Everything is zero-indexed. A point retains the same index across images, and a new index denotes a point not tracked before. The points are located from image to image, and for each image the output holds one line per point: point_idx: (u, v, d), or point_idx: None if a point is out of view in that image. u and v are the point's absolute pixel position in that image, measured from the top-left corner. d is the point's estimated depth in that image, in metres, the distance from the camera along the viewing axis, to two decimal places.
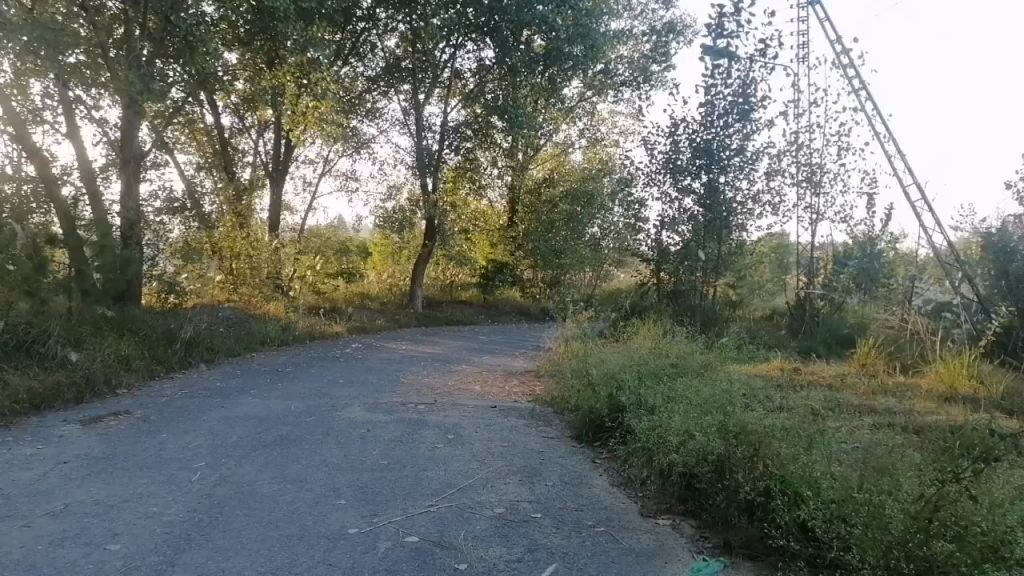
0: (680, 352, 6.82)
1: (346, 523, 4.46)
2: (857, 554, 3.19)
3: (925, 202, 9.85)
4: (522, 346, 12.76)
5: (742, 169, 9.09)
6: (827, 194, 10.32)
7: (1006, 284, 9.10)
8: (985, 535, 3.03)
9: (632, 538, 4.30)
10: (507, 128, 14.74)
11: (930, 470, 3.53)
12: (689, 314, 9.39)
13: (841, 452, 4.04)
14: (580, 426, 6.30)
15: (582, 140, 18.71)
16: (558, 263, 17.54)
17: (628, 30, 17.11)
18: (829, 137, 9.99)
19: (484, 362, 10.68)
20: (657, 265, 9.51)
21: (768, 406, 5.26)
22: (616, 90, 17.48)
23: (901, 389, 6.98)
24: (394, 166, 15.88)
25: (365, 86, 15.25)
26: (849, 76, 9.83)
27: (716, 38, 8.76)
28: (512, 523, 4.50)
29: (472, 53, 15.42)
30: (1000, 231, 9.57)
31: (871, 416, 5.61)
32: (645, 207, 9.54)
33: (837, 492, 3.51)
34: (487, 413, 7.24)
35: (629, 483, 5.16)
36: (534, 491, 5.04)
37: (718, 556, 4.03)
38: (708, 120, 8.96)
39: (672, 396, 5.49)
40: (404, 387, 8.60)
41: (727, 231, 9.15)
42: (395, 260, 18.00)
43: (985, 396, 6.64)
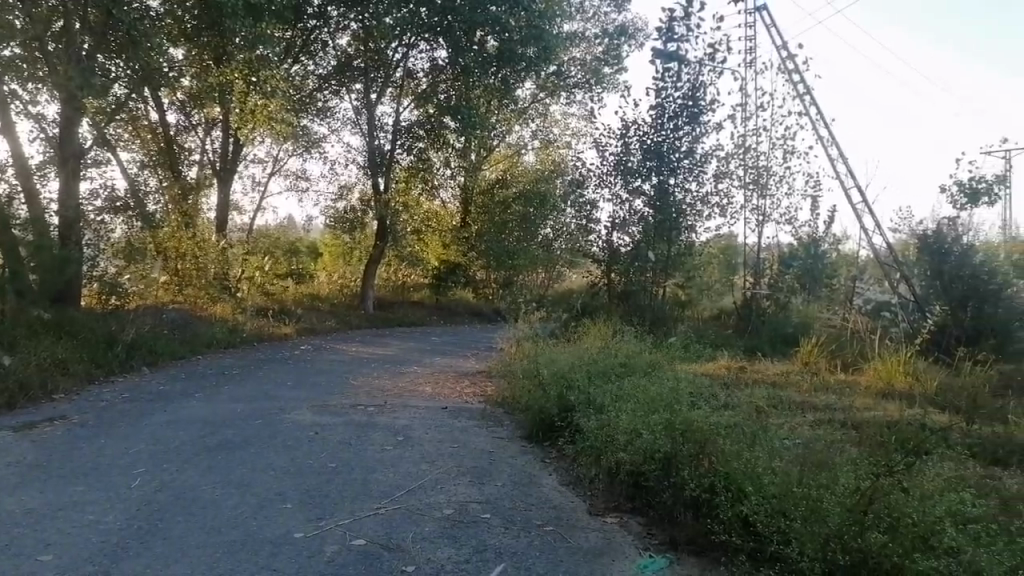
0: (629, 351, 6.88)
1: (291, 527, 4.38)
2: (796, 548, 3.25)
3: (866, 204, 10.17)
4: (476, 347, 12.76)
5: (691, 171, 9.26)
6: (772, 196, 10.55)
7: (941, 284, 9.38)
8: (916, 526, 3.12)
9: (580, 537, 4.33)
10: (459, 128, 14.76)
11: (866, 464, 3.62)
12: (639, 314, 9.49)
13: (783, 448, 4.13)
14: (530, 426, 6.32)
15: (535, 141, 18.77)
16: (511, 263, 17.64)
17: (581, 33, 17.15)
18: (775, 140, 10.23)
19: (436, 363, 10.61)
20: (608, 266, 9.61)
21: (714, 403, 5.35)
22: (568, 92, 17.34)
23: (841, 385, 7.20)
24: (346, 166, 15.63)
25: (316, 85, 14.90)
26: (794, 81, 10.10)
27: (666, 42, 8.92)
28: (460, 524, 4.49)
29: (426, 53, 15.32)
30: (936, 233, 9.80)
31: (813, 413, 5.75)
32: (596, 209, 9.62)
33: (777, 486, 3.58)
34: (437, 414, 7.22)
35: (578, 481, 5.20)
36: (483, 492, 5.04)
37: (664, 552, 4.10)
38: (658, 122, 9.12)
39: (620, 394, 5.56)
40: (355, 389, 8.51)
41: (678, 232, 9.29)
42: (344, 261, 17.73)
43: (920, 392, 6.88)
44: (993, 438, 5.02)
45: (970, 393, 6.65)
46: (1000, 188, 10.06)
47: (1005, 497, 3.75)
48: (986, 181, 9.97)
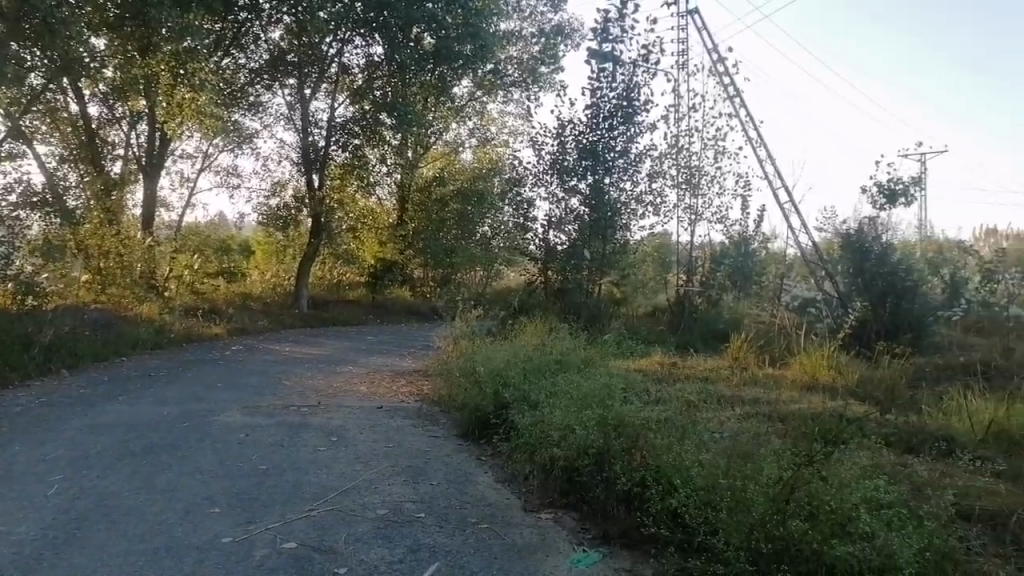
0: (564, 348, 6.95)
1: (219, 532, 4.27)
2: (723, 537, 3.35)
3: (792, 203, 10.50)
4: (413, 346, 12.67)
5: (625, 170, 9.41)
6: (704, 195, 10.79)
7: (862, 280, 9.66)
8: (834, 513, 3.24)
9: (515, 533, 4.34)
10: (395, 125, 14.63)
11: (788, 455, 3.74)
12: (574, 311, 9.56)
13: (710, 440, 4.23)
14: (466, 424, 6.30)
15: (472, 140, 18.73)
16: (448, 261, 17.59)
17: (517, 32, 17.19)
18: (706, 141, 10.47)
19: (372, 363, 10.49)
20: (544, 264, 9.68)
21: (645, 399, 5.45)
22: (505, 91, 17.45)
23: (768, 379, 7.43)
24: (280, 162, 15.29)
25: (247, 79, 14.55)
26: (725, 83, 10.36)
27: (601, 42, 9.02)
28: (394, 524, 4.45)
29: (361, 49, 15.10)
30: (858, 233, 9.96)
31: (740, 406, 5.91)
32: (533, 207, 9.68)
33: (704, 478, 3.67)
34: (372, 414, 7.14)
35: (513, 478, 5.22)
36: (417, 491, 5.01)
37: (597, 546, 4.14)
38: (594, 121, 9.22)
39: (555, 391, 5.61)
40: (288, 390, 8.34)
41: (613, 231, 9.45)
42: (278, 259, 17.48)
43: (842, 385, 7.15)
44: (907, 427, 5.26)
45: (888, 384, 6.96)
46: (916, 189, 10.51)
47: (915, 483, 3.93)
48: (903, 182, 10.41)
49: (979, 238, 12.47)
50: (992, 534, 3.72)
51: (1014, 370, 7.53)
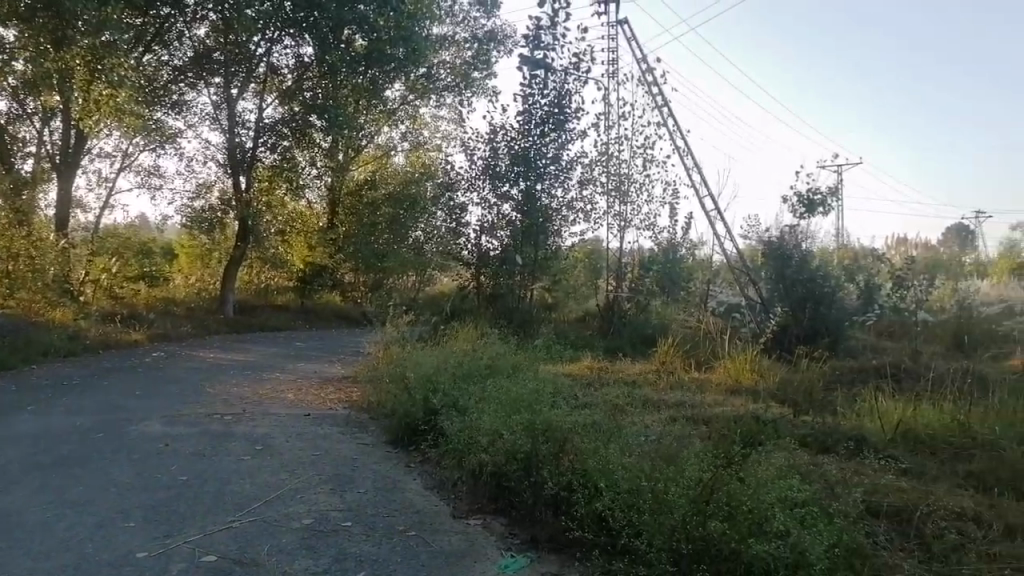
0: (493, 353, 6.95)
1: (133, 547, 4.11)
2: (646, 539, 3.41)
3: (718, 212, 10.81)
4: (343, 351, 12.49)
5: (556, 177, 9.53)
6: (633, 203, 10.99)
7: (783, 287, 9.99)
8: (751, 512, 3.34)
9: (443, 540, 4.32)
10: (325, 128, 14.43)
11: (708, 456, 3.84)
12: (506, 316, 9.59)
13: (635, 442, 4.31)
14: (396, 431, 6.25)
15: (405, 143, 18.20)
16: (380, 265, 17.36)
17: (450, 37, 17.12)
18: (635, 149, 10.67)
19: (300, 369, 10.30)
20: (477, 268, 9.69)
21: (573, 403, 5.51)
22: (438, 95, 17.43)
23: (695, 383, 7.61)
24: (204, 163, 14.82)
25: (171, 77, 14.03)
26: (653, 93, 10.59)
27: (533, 49, 9.09)
28: (319, 533, 4.37)
29: (290, 49, 14.81)
30: (779, 240, 10.26)
31: (667, 410, 6.04)
32: (465, 212, 9.68)
33: (627, 481, 3.73)
34: (299, 421, 7.00)
35: (442, 484, 5.19)
36: (344, 500, 4.92)
37: (525, 551, 4.16)
38: (526, 128, 9.25)
39: (484, 396, 5.61)
40: (212, 397, 8.11)
41: (545, 237, 9.57)
42: (203, 263, 16.92)
43: (763, 387, 7.39)
44: (822, 428, 5.48)
45: (807, 387, 7.23)
46: (833, 200, 10.95)
47: (828, 481, 4.09)
48: (822, 193, 10.83)
49: (892, 247, 13.07)
50: (899, 529, 3.90)
51: (920, 371, 7.93)
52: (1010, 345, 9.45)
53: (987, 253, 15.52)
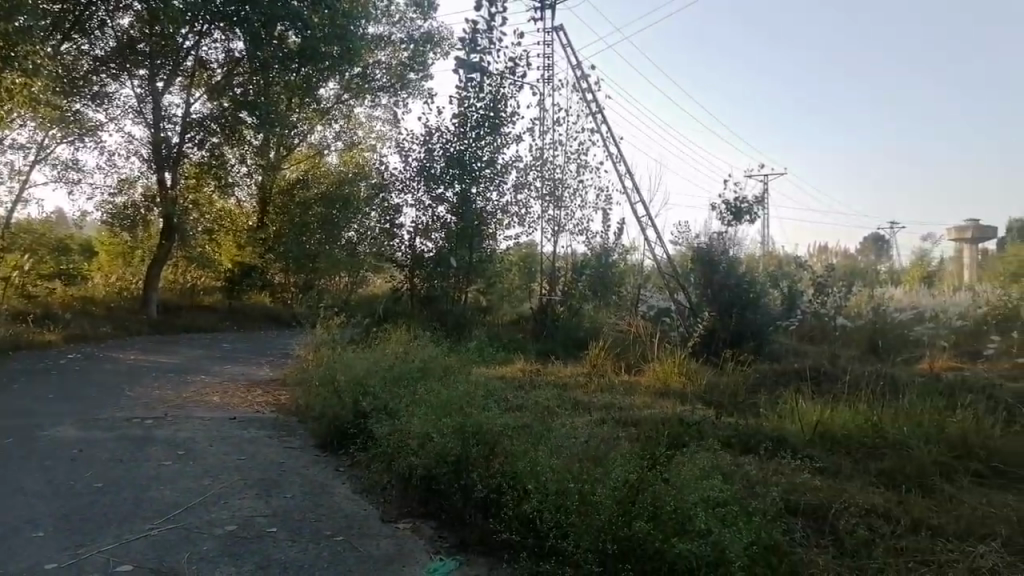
0: (425, 356, 6.88)
1: (41, 558, 3.93)
2: (573, 540, 3.45)
3: (649, 218, 11.02)
4: (271, 353, 12.20)
5: (491, 180, 9.56)
6: (567, 208, 11.07)
7: (711, 292, 10.25)
8: (674, 513, 3.41)
9: (371, 544, 4.27)
10: (257, 125, 14.26)
11: (634, 458, 3.91)
12: (440, 318, 9.58)
13: (563, 444, 4.36)
14: (324, 435, 6.15)
15: (338, 142, 17.90)
16: (312, 266, 17.04)
17: (385, 37, 16.85)
18: (569, 154, 10.79)
19: (225, 371, 10.03)
20: (411, 270, 9.63)
21: (504, 405, 5.54)
22: (373, 95, 17.23)
23: (624, 385, 7.74)
24: (127, 157, 14.25)
25: (91, 66, 13.34)
26: (587, 99, 10.74)
27: (470, 52, 9.10)
28: (243, 540, 4.26)
29: (220, 43, 14.45)
30: (709, 245, 10.42)
31: (597, 412, 6.13)
32: (399, 214, 9.60)
33: (555, 482, 3.77)
34: (224, 425, 6.80)
35: (371, 488, 5.13)
36: (270, 505, 4.81)
37: (454, 554, 4.14)
38: (461, 131, 9.25)
39: (415, 398, 5.59)
40: (131, 401, 7.82)
41: (480, 240, 9.60)
42: (125, 262, 16.07)
43: (689, 390, 7.57)
44: (745, 429, 5.65)
45: (732, 391, 7.43)
46: (759, 208, 11.30)
47: (749, 481, 4.22)
48: (748, 201, 11.17)
49: (813, 254, 13.57)
50: (814, 526, 4.06)
51: (838, 374, 8.27)
52: (921, 349, 9.95)
53: (900, 261, 16.27)
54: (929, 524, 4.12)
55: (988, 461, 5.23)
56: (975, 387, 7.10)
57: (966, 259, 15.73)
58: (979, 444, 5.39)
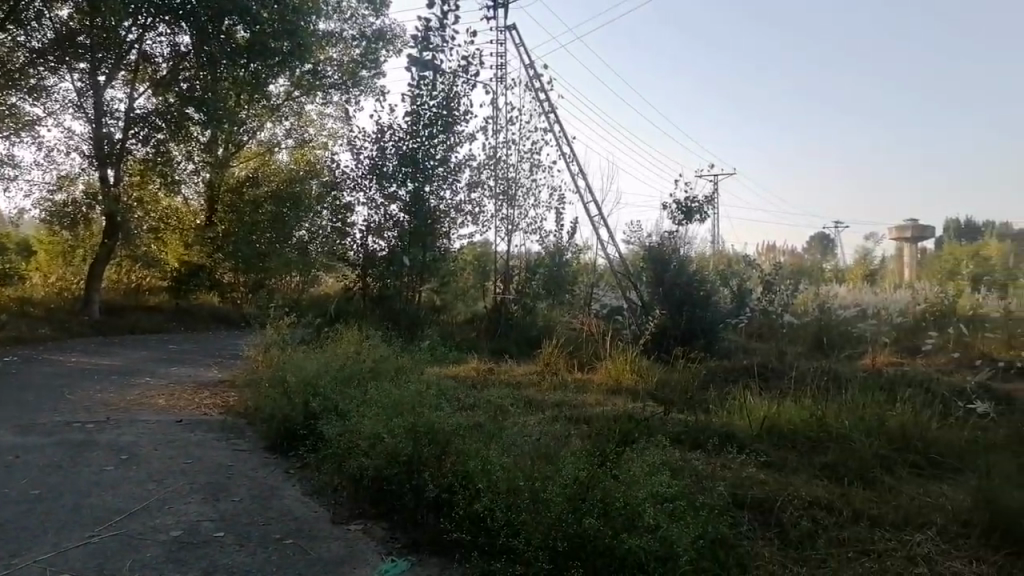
0: (376, 356, 6.79)
1: None
2: (523, 538, 3.46)
3: (602, 217, 11.11)
4: (220, 355, 11.94)
5: (444, 179, 9.52)
6: (520, 207, 11.09)
7: (661, 291, 10.30)
8: (624, 508, 3.44)
9: (322, 547, 4.21)
10: (203, 121, 13.98)
11: (583, 455, 3.94)
12: (393, 317, 9.49)
13: (515, 442, 4.38)
14: (273, 437, 6.06)
15: (289, 140, 17.61)
16: (262, 266, 16.51)
17: (337, 34, 16.60)
18: (522, 154, 10.81)
19: (172, 373, 9.79)
20: (363, 270, 9.53)
21: (456, 404, 5.53)
22: (325, 92, 16.98)
23: (577, 384, 7.79)
24: (66, 153, 13.80)
25: (27, 58, 12.94)
26: (540, 99, 10.78)
27: (422, 50, 9.05)
28: (188, 545, 4.16)
29: (165, 37, 14.10)
30: (659, 243, 10.61)
31: (548, 410, 6.15)
32: (351, 212, 9.51)
33: (506, 481, 3.78)
34: (169, 428, 6.64)
35: (322, 490, 5.06)
36: (217, 509, 4.71)
37: (405, 555, 4.09)
38: (414, 129, 9.18)
39: (366, 399, 5.54)
40: (71, 405, 7.56)
41: (433, 239, 9.57)
42: (65, 261, 15.56)
43: (641, 387, 7.65)
44: (695, 425, 5.73)
45: (681, 388, 7.55)
46: (709, 207, 11.49)
47: (697, 476, 4.29)
48: (699, 201, 11.34)
49: (761, 253, 13.86)
50: (761, 519, 4.14)
51: (784, 369, 8.45)
52: (864, 345, 10.23)
53: (845, 260, 16.69)
54: (870, 515, 4.23)
55: (926, 453, 5.41)
56: (914, 381, 7.34)
57: (906, 258, 16.23)
58: (917, 437, 5.57)
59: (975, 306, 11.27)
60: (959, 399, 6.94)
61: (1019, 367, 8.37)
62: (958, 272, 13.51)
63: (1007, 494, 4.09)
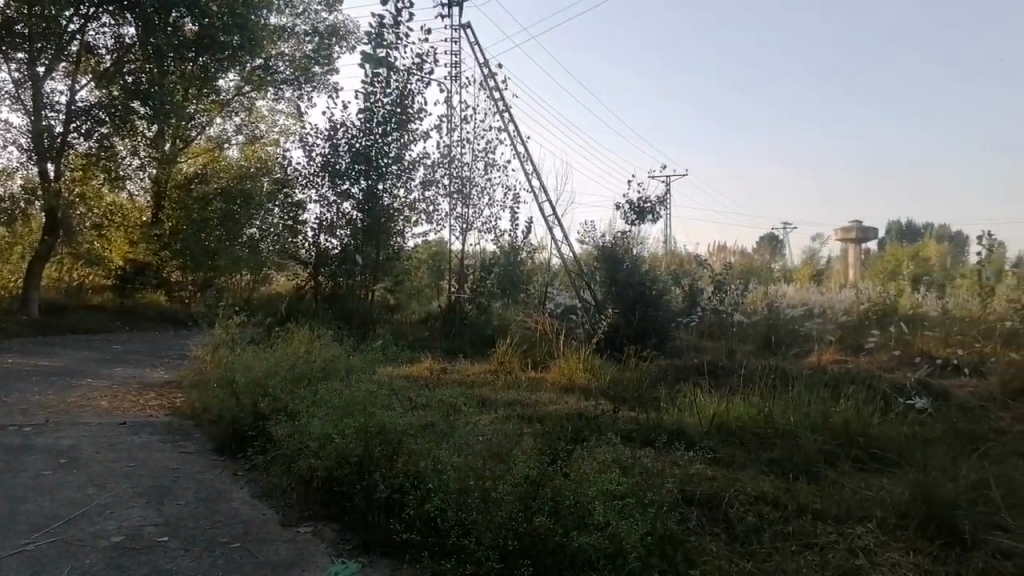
0: (327, 355, 6.70)
1: None
2: (474, 537, 3.45)
3: (556, 216, 11.14)
4: (167, 355, 11.69)
5: (398, 177, 9.42)
6: (476, 206, 11.05)
7: (615, 291, 10.34)
8: (574, 506, 3.46)
9: (270, 550, 4.14)
10: (150, 116, 13.64)
11: (534, 454, 3.96)
12: (345, 317, 9.41)
13: (467, 441, 4.37)
14: (221, 439, 5.94)
15: (239, 135, 17.21)
16: (211, 264, 16.14)
17: (289, 29, 16.27)
18: (477, 152, 10.79)
19: (116, 374, 9.54)
20: (315, 268, 9.44)
21: (408, 404, 5.49)
22: (276, 88, 16.70)
23: (530, 383, 7.81)
24: (3, 147, 13.30)
25: None
26: (495, 97, 10.77)
27: (375, 47, 8.96)
28: (130, 551, 4.06)
29: (109, 28, 13.74)
30: (613, 244, 10.69)
31: (500, 409, 6.15)
32: (303, 210, 9.39)
33: (457, 480, 3.77)
34: (111, 431, 6.46)
35: (270, 493, 4.97)
36: (161, 514, 4.59)
37: (355, 557, 4.05)
38: (367, 126, 9.08)
39: (316, 399, 5.46)
40: (8, 406, 7.31)
41: (386, 237, 9.48)
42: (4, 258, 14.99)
43: (593, 386, 7.72)
44: (646, 423, 5.80)
45: (632, 386, 7.64)
46: (661, 208, 11.63)
47: (648, 473, 4.34)
48: (651, 202, 11.47)
49: (712, 253, 14.09)
50: (709, 516, 4.22)
51: (734, 367, 8.59)
52: (810, 343, 10.47)
53: (793, 261, 17.06)
54: (814, 509, 4.34)
55: (868, 447, 5.55)
56: (857, 379, 7.54)
57: (850, 260, 16.68)
58: (860, 432, 5.71)
59: (915, 306, 11.63)
60: (899, 395, 7.15)
61: (956, 364, 8.67)
62: (899, 273, 13.93)
63: (942, 486, 4.23)
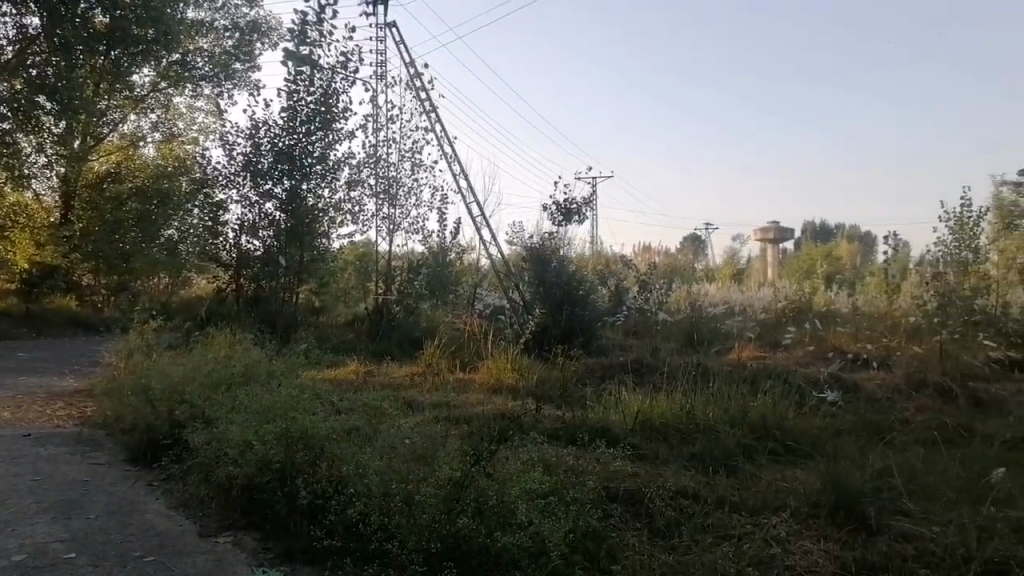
0: (248, 359, 6.52)
1: None
2: (398, 541, 3.43)
3: (483, 217, 11.14)
4: (78, 361, 11.19)
5: (323, 177, 9.20)
6: (402, 206, 10.95)
7: (541, 291, 10.40)
8: (498, 507, 3.47)
9: (186, 562, 4.00)
10: (57, 111, 13.09)
11: (457, 455, 3.96)
12: (269, 320, 9.24)
13: (391, 444, 4.32)
14: (135, 449, 5.71)
15: (155, 133, 16.54)
16: (126, 267, 15.61)
17: (207, 24, 15.78)
18: (403, 152, 10.69)
19: (21, 383, 9.08)
20: (236, 271, 9.27)
21: (332, 408, 5.39)
22: (194, 84, 16.08)
23: (457, 384, 7.81)
24: None
25: None
26: (421, 97, 10.69)
27: (298, 45, 8.77)
28: (34, 569, 3.85)
29: (10, 18, 13.09)
30: (541, 244, 10.71)
31: (427, 411, 6.12)
32: (223, 210, 9.12)
33: (380, 484, 3.73)
34: (15, 443, 6.12)
35: (188, 503, 4.80)
36: (68, 529, 4.38)
37: (276, 566, 3.94)
38: (290, 124, 8.83)
39: (236, 405, 5.30)
40: None
41: (311, 238, 9.29)
42: None
43: (521, 386, 7.77)
44: (572, 422, 5.87)
45: (559, 384, 7.72)
46: (587, 209, 11.78)
47: (572, 471, 4.40)
48: (577, 202, 11.60)
49: (637, 253, 14.34)
50: (632, 511, 4.31)
51: (658, 364, 8.78)
52: (731, 340, 10.80)
53: (715, 260, 17.52)
54: (732, 501, 4.47)
55: (783, 440, 5.76)
56: (774, 374, 7.82)
57: (769, 259, 17.24)
58: (776, 426, 5.91)
59: (828, 303, 12.10)
60: (813, 389, 7.46)
61: (865, 358, 9.08)
62: (814, 272, 14.48)
63: (850, 475, 4.43)
